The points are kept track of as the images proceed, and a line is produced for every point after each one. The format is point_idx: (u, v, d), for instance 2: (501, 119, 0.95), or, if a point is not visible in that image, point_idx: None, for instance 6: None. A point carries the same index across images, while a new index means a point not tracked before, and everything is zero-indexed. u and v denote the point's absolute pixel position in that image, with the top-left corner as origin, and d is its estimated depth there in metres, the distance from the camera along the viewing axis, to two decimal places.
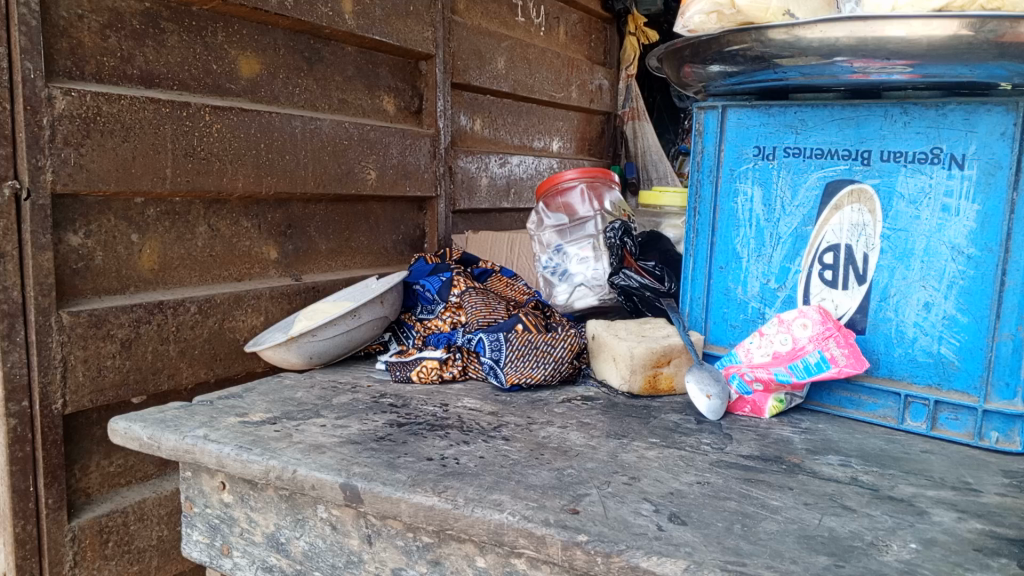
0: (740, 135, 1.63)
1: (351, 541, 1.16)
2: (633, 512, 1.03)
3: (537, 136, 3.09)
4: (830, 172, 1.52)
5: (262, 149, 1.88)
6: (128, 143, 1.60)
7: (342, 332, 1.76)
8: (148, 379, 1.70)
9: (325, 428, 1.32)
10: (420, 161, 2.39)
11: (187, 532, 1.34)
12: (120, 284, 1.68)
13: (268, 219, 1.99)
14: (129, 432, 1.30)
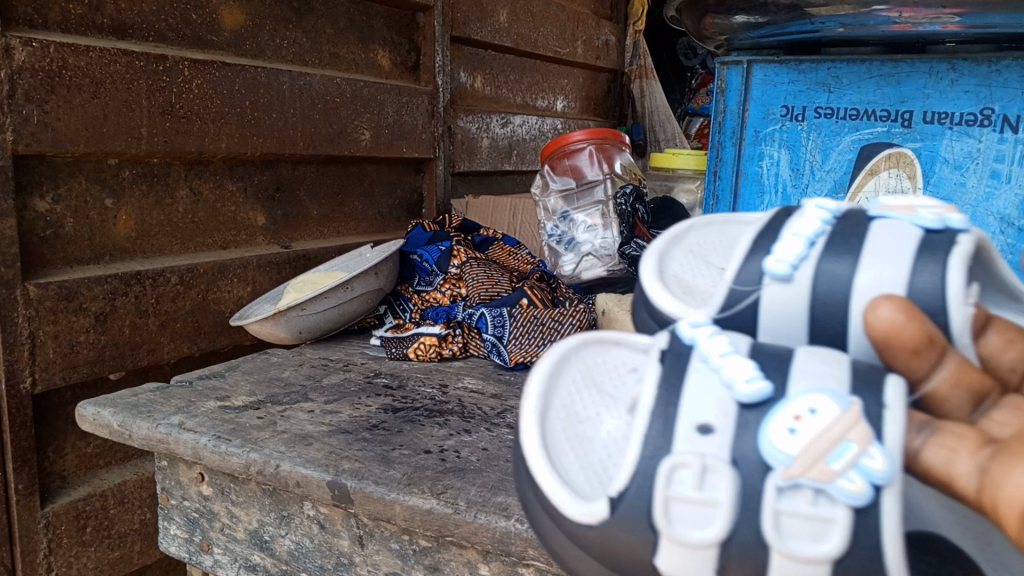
0: (766, 94, 1.49)
1: (340, 541, 1.05)
2: None
3: (541, 94, 2.94)
4: (866, 135, 1.39)
5: (247, 107, 1.74)
6: (98, 100, 1.46)
7: (334, 306, 1.64)
8: (126, 355, 1.58)
9: (314, 414, 1.21)
10: (417, 120, 2.24)
11: (164, 525, 1.24)
12: (93, 253, 1.55)
13: (254, 182, 1.86)
14: (98, 418, 1.19)
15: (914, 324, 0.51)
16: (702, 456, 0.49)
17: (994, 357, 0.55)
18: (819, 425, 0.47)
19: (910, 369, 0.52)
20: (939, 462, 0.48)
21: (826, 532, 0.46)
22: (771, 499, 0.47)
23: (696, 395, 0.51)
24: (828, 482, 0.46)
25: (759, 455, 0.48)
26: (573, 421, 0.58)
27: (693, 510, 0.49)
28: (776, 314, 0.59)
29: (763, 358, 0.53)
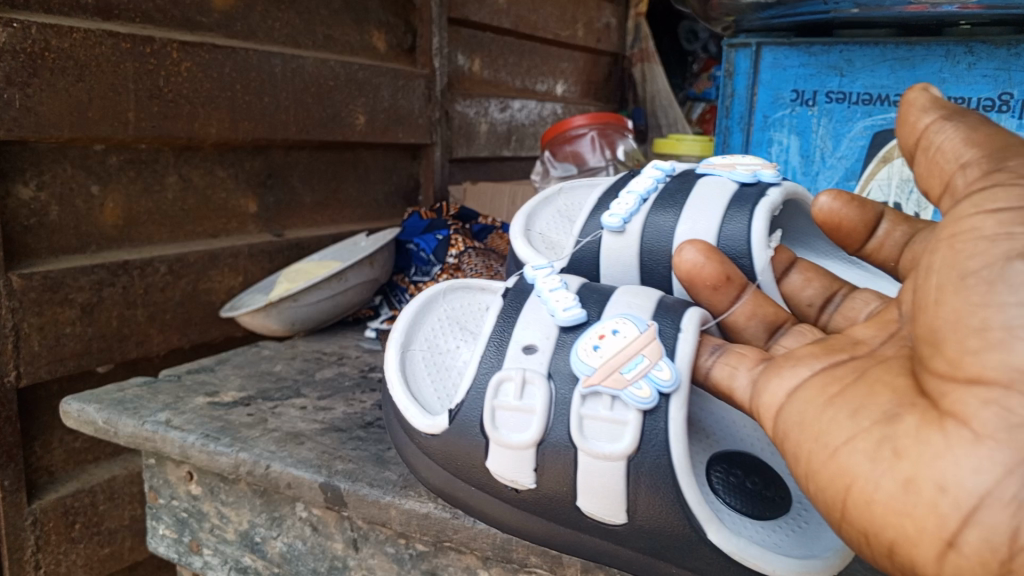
0: (776, 77, 1.44)
1: (334, 544, 1.00)
2: None
3: (540, 78, 2.88)
4: (879, 121, 1.34)
5: (238, 90, 1.69)
6: (82, 83, 1.40)
7: (328, 297, 1.60)
8: (114, 347, 1.53)
9: (306, 411, 1.17)
10: (414, 104, 2.19)
11: (153, 525, 1.20)
12: (78, 242, 1.50)
13: (246, 168, 1.80)
14: (83, 415, 1.15)
15: (713, 264, 0.74)
16: (524, 371, 0.72)
17: (797, 294, 0.81)
18: (613, 347, 0.69)
19: (710, 299, 0.75)
20: (724, 378, 0.65)
21: (617, 430, 0.67)
22: (576, 406, 0.69)
23: (530, 324, 0.76)
24: (621, 390, 0.68)
25: (570, 370, 0.71)
26: (434, 353, 0.91)
27: (605, 426, 0.68)
28: (614, 253, 0.92)
29: (586, 295, 0.77)
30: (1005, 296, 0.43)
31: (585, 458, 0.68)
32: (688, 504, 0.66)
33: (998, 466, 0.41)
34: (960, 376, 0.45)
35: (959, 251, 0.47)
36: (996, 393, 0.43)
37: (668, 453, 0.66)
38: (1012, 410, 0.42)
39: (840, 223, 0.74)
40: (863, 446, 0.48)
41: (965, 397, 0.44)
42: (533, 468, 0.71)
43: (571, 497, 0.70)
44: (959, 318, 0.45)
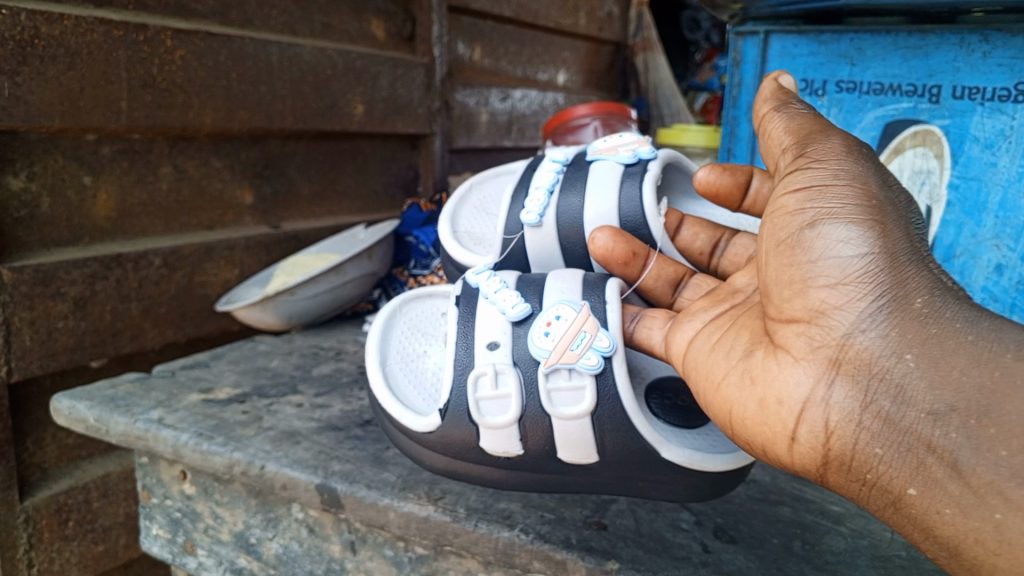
0: (785, 66, 1.41)
1: (331, 546, 0.98)
2: (672, 526, 0.85)
3: (541, 67, 2.84)
4: (890, 111, 1.31)
5: (234, 79, 1.65)
6: (73, 72, 1.37)
7: (325, 291, 1.57)
8: (108, 341, 1.50)
9: (302, 409, 1.14)
10: (413, 94, 2.15)
11: (146, 525, 1.17)
12: (70, 234, 1.47)
13: (242, 159, 1.77)
14: (74, 413, 1.12)
15: (621, 245, 0.86)
16: (494, 365, 0.81)
17: (689, 244, 0.93)
18: (561, 330, 0.79)
19: (624, 273, 0.87)
20: (644, 339, 0.81)
21: (579, 394, 0.78)
22: (544, 383, 0.79)
23: (486, 319, 0.84)
24: (576, 362, 0.78)
25: (530, 354, 0.80)
26: (408, 362, 0.97)
27: (568, 393, 0.78)
28: (536, 243, 0.96)
29: (525, 286, 0.86)
30: (803, 258, 0.60)
31: (560, 422, 0.78)
32: (647, 440, 0.78)
33: (811, 378, 0.58)
34: (783, 318, 0.62)
35: (775, 223, 0.64)
36: (804, 326, 0.59)
37: (620, 402, 0.78)
38: (813, 336, 0.59)
39: (718, 190, 0.83)
40: (732, 380, 0.65)
41: (788, 332, 0.61)
42: (519, 440, 0.80)
43: (552, 454, 0.81)
44: (776, 273, 0.62)
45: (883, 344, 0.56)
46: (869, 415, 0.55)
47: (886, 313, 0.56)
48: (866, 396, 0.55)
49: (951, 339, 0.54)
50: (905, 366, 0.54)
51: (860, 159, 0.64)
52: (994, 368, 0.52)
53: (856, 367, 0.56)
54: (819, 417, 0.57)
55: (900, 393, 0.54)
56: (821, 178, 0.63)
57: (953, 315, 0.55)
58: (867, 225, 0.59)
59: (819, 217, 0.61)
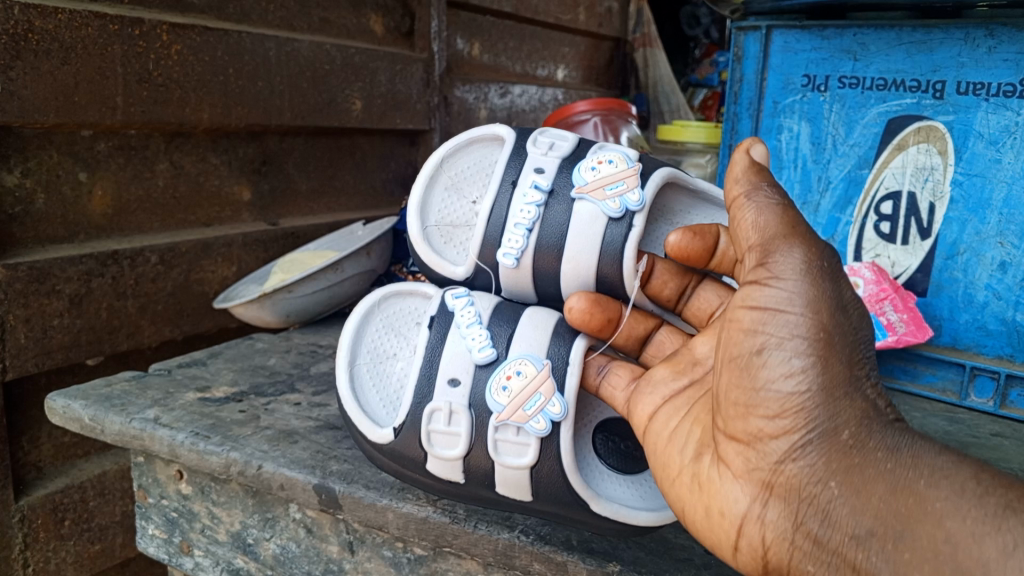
0: (787, 62, 1.40)
1: (329, 547, 0.97)
2: (674, 528, 0.84)
3: (541, 63, 2.82)
4: (894, 107, 1.30)
5: (230, 75, 1.63)
6: (68, 67, 1.35)
7: (323, 288, 1.55)
8: (104, 339, 1.49)
9: (300, 407, 1.13)
10: (411, 89, 2.13)
11: (142, 525, 1.16)
12: (66, 231, 1.46)
13: (239, 155, 1.76)
14: (69, 412, 1.11)
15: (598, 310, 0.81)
16: (450, 403, 0.80)
17: (660, 290, 0.87)
18: (519, 387, 0.78)
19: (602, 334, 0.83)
20: (606, 393, 0.80)
21: (523, 450, 0.78)
22: (490, 432, 0.79)
23: (450, 355, 0.82)
24: (525, 422, 0.77)
25: (485, 401, 0.80)
26: (377, 362, 0.92)
27: (513, 446, 0.79)
28: (510, 282, 0.89)
29: (497, 328, 0.83)
30: (749, 382, 0.60)
31: (501, 466, 0.79)
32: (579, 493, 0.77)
33: (747, 496, 0.60)
34: (726, 433, 0.62)
35: (729, 337, 0.63)
36: (743, 446, 0.61)
37: (561, 464, 0.77)
38: (750, 457, 0.60)
39: (688, 255, 0.78)
40: (679, 480, 0.67)
41: (728, 447, 0.62)
42: (461, 471, 0.81)
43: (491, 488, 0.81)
44: (726, 389, 0.62)
45: (814, 472, 0.57)
46: (800, 535, 0.58)
47: (817, 444, 0.58)
48: (796, 520, 0.58)
49: (872, 469, 0.56)
50: (831, 493, 0.57)
51: (815, 268, 0.62)
52: (908, 496, 0.54)
53: (788, 489, 0.58)
54: (755, 534, 0.60)
55: (826, 516, 0.56)
56: (774, 298, 0.61)
57: (880, 444, 0.57)
58: (811, 359, 0.58)
59: (767, 344, 0.60)
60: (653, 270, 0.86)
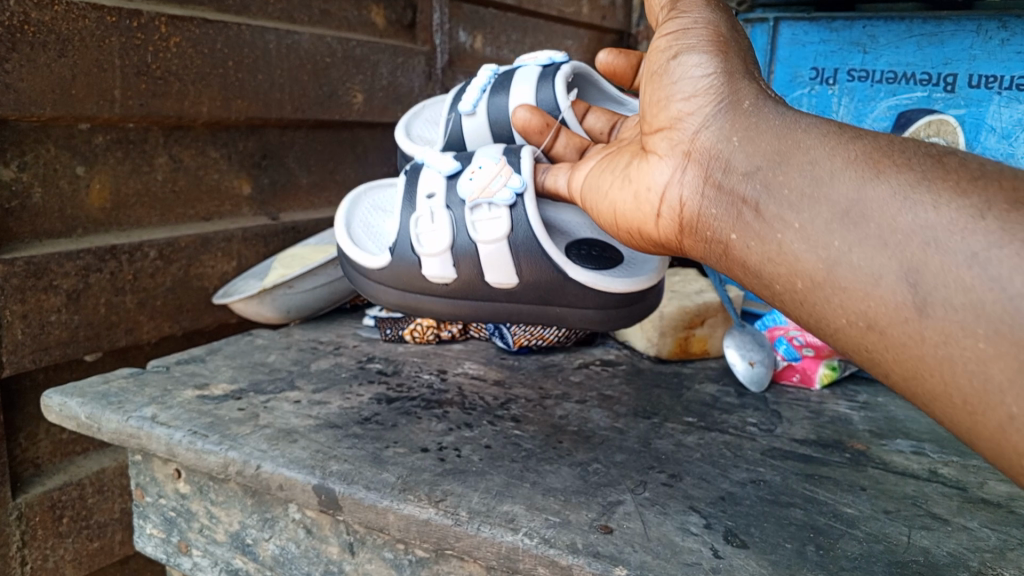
0: (795, 54, 1.38)
1: (329, 548, 0.95)
2: (681, 530, 0.83)
3: (544, 56, 2.79)
4: (904, 100, 1.27)
5: (230, 67, 1.61)
6: (65, 59, 1.33)
7: (324, 284, 1.54)
8: (102, 335, 1.47)
9: (300, 406, 1.11)
10: (413, 83, 2.11)
11: (140, 524, 1.14)
12: (63, 225, 1.44)
13: (239, 148, 1.74)
14: (65, 410, 1.09)
15: (537, 117, 1.02)
16: (431, 207, 1.02)
17: (593, 127, 1.07)
18: (483, 174, 0.98)
19: (540, 141, 1.05)
20: (551, 185, 0.98)
21: (498, 223, 0.97)
22: (469, 215, 0.98)
23: (427, 178, 1.05)
24: (493, 196, 0.97)
25: (459, 197, 1.01)
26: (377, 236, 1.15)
27: (489, 223, 0.97)
28: (472, 131, 1.15)
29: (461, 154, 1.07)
30: (667, 83, 0.76)
31: (483, 244, 0.97)
32: (555, 261, 0.98)
33: (673, 170, 0.75)
34: (653, 129, 0.78)
35: (651, 60, 0.79)
36: (668, 133, 0.76)
37: (530, 228, 0.97)
38: (673, 138, 0.75)
39: (616, 71, 1.04)
40: (615, 187, 0.83)
41: (657, 140, 0.77)
42: (452, 266, 0.99)
43: (480, 284, 1.00)
44: (650, 99, 0.78)
45: (718, 134, 0.72)
46: (708, 187, 0.72)
47: (721, 112, 0.72)
48: (707, 177, 0.72)
49: (766, 124, 0.70)
50: (733, 147, 0.70)
51: (716, 7, 0.79)
52: (790, 138, 0.67)
53: (702, 155, 0.72)
54: (676, 195, 0.75)
55: (728, 165, 0.70)
56: (682, 22, 0.77)
57: (772, 112, 0.71)
58: (715, 53, 0.75)
59: (681, 50, 0.76)
60: (585, 116, 1.08)
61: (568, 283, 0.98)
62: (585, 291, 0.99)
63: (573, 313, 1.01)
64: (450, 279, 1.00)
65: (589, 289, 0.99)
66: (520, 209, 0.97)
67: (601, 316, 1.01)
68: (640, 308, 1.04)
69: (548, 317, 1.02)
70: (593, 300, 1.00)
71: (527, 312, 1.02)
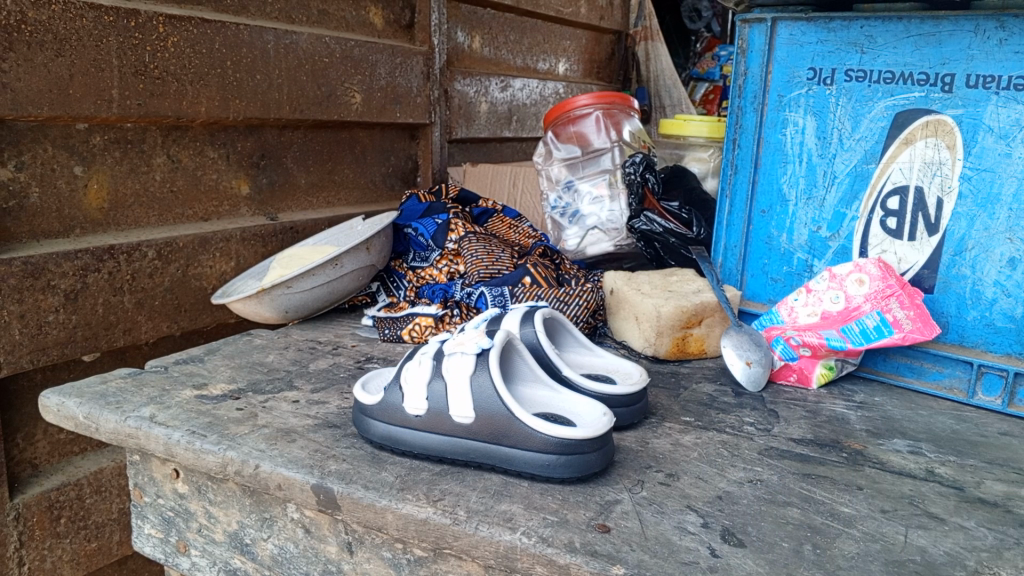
0: (792, 54, 1.39)
1: (327, 547, 0.95)
2: (678, 529, 0.83)
3: (542, 57, 2.79)
4: (901, 101, 1.27)
5: (228, 67, 1.61)
6: (62, 59, 1.33)
7: (322, 284, 1.54)
8: (100, 335, 1.47)
9: (298, 406, 1.11)
10: (412, 83, 2.11)
11: (138, 524, 1.14)
12: (61, 226, 1.44)
13: (238, 148, 1.74)
14: (63, 410, 1.09)
15: None
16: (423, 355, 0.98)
17: None
18: (465, 335, 0.97)
19: None
20: None
21: (468, 364, 0.92)
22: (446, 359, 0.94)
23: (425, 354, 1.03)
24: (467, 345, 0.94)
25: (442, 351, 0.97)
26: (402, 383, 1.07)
27: (461, 364, 0.92)
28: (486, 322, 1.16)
29: None
30: None
31: (452, 388, 0.91)
32: (505, 404, 0.88)
33: None
34: None
35: None
36: None
37: (489, 378, 0.90)
38: None
39: None
40: None
41: None
42: (425, 398, 0.92)
43: (446, 416, 0.91)
44: None
45: None
46: None
47: None
48: None
49: None
50: None
51: None
52: None
53: None
54: None
55: None
56: None
57: None
58: None
59: None
60: None
61: (515, 420, 0.88)
62: (532, 430, 0.87)
63: (519, 451, 0.89)
64: (422, 412, 0.93)
65: (537, 433, 0.87)
66: (484, 373, 0.91)
67: (553, 469, 0.88)
68: (588, 470, 0.89)
69: (496, 455, 0.91)
70: (541, 443, 0.87)
71: (479, 456, 0.92)
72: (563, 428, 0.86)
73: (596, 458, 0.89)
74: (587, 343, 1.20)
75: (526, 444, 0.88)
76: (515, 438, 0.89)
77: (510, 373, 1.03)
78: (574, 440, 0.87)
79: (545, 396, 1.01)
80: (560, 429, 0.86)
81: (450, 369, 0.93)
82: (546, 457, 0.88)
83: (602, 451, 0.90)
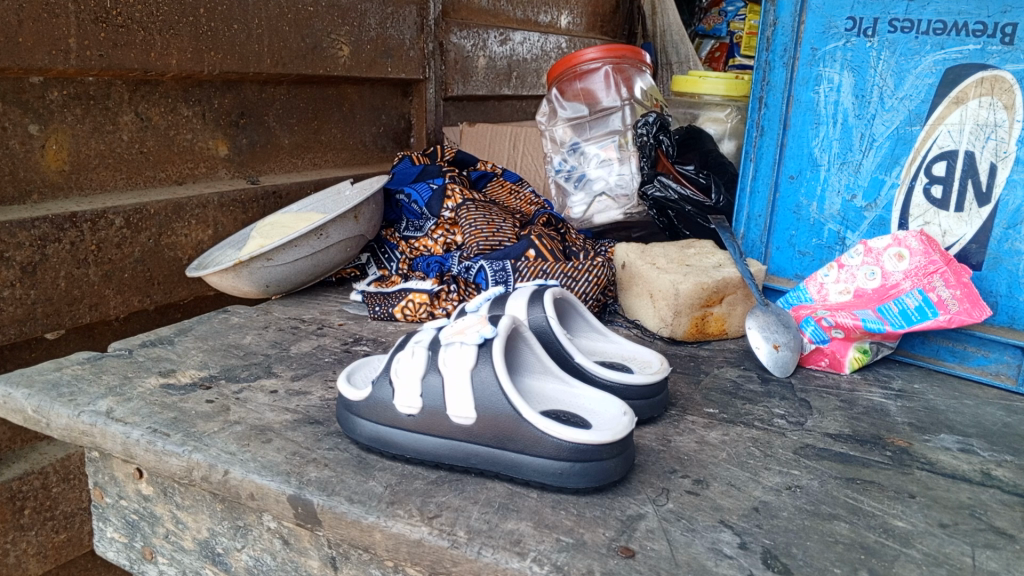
0: (829, 2, 1.25)
1: (309, 562, 0.83)
2: (713, 552, 0.71)
3: (543, 9, 2.61)
4: (953, 54, 1.14)
5: (202, 15, 1.46)
6: (9, 2, 1.18)
7: (307, 256, 1.40)
8: (63, 311, 1.35)
9: (277, 397, 0.99)
10: (404, 34, 1.95)
11: (100, 526, 1.03)
12: (16, 190, 1.30)
13: (214, 105, 1.59)
14: (9, 402, 0.96)
15: None
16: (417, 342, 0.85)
17: None
18: (464, 322, 0.84)
19: None
20: None
21: (466, 353, 0.79)
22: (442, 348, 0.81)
23: None
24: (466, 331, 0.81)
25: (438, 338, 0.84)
26: None
27: (458, 353, 0.79)
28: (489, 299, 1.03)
29: None
30: None
31: (451, 384, 0.79)
32: (510, 405, 0.76)
33: None
34: None
35: None
36: None
37: (490, 373, 0.78)
38: None
39: None
40: None
41: None
42: (419, 396, 0.80)
43: (443, 417, 0.79)
44: None
45: None
46: None
47: None
48: None
49: None
50: None
51: None
52: None
53: None
54: None
55: None
56: None
57: None
58: None
59: None
60: None
61: (524, 423, 0.76)
62: (543, 434, 0.75)
63: (527, 457, 0.77)
64: (415, 411, 0.80)
65: (550, 437, 0.75)
66: (487, 367, 0.78)
67: (566, 478, 0.76)
68: (608, 479, 0.77)
69: (500, 461, 0.79)
70: (554, 449, 0.75)
71: (480, 461, 0.80)
72: (579, 432, 0.74)
73: (615, 465, 0.77)
74: (599, 328, 1.07)
75: (535, 449, 0.76)
76: (523, 443, 0.77)
77: (515, 364, 0.91)
78: (590, 446, 0.75)
79: (555, 390, 0.88)
80: (575, 433, 0.74)
81: (444, 360, 0.80)
82: (559, 464, 0.76)
83: (621, 456, 0.78)
